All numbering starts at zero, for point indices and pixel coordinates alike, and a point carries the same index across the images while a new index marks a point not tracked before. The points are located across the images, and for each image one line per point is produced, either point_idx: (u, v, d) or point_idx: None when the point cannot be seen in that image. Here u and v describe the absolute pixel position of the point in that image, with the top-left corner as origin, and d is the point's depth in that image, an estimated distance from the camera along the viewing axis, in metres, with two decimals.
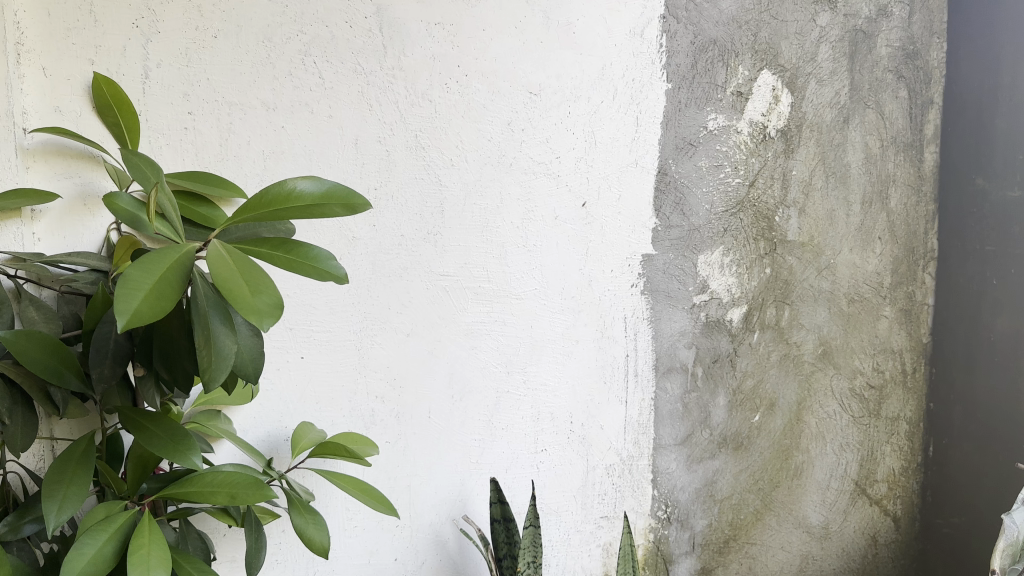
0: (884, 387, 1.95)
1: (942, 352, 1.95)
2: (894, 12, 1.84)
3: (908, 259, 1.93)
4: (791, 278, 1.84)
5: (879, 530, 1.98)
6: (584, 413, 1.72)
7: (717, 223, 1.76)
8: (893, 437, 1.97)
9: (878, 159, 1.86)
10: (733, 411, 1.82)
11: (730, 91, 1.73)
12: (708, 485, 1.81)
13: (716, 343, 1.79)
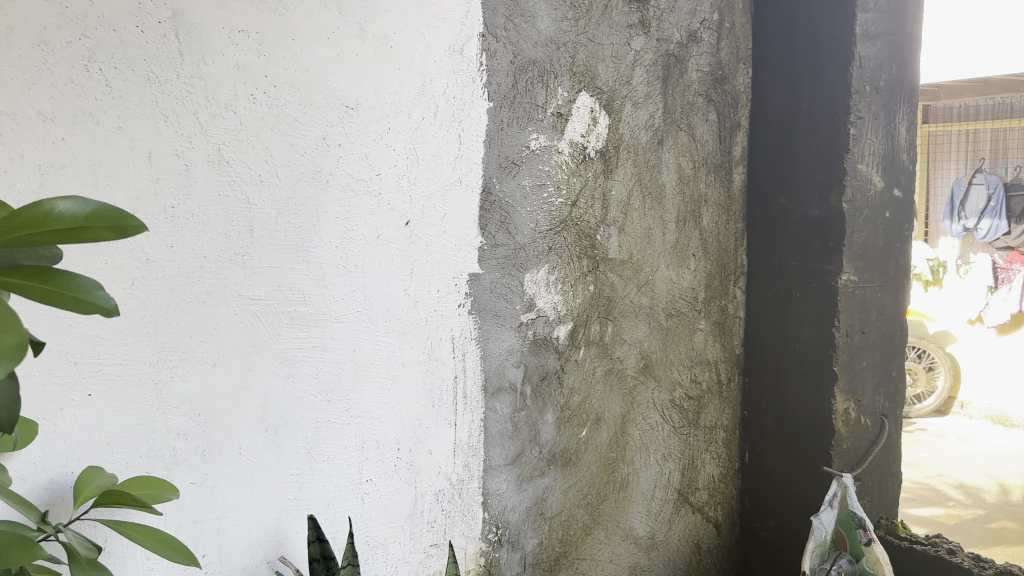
0: (702, 397, 2.03)
1: (753, 362, 2.06)
2: (703, 38, 1.92)
3: (720, 274, 2.02)
4: (613, 295, 1.87)
5: (701, 536, 2.05)
6: (410, 439, 1.66)
7: (541, 241, 1.77)
8: (711, 445, 2.05)
9: (691, 179, 1.95)
10: (560, 429, 1.82)
11: (550, 112, 1.74)
12: (538, 504, 1.80)
13: (543, 361, 1.79)
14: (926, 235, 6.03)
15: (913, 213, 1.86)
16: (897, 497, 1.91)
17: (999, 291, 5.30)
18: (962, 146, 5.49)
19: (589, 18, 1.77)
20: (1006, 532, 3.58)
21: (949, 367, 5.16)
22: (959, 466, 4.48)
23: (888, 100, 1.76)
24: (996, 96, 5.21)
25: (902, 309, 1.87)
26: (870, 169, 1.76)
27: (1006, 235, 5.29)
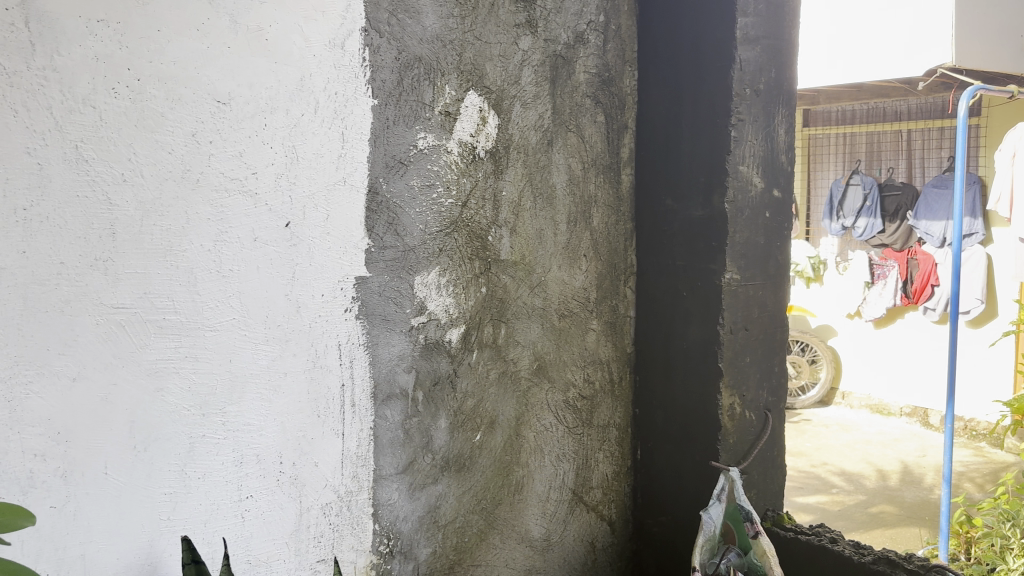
0: (595, 397, 2.03)
1: (642, 360, 2.08)
2: (590, 39, 1.92)
3: (610, 275, 2.03)
4: (505, 296, 1.85)
5: (596, 535, 2.06)
6: (294, 451, 1.58)
7: (431, 243, 1.71)
8: (604, 444, 2.06)
9: (581, 180, 1.95)
10: (453, 435, 1.78)
11: (438, 110, 1.70)
12: (431, 512, 1.76)
13: (435, 366, 1.75)
14: (806, 234, 6.15)
15: (792, 213, 1.92)
16: (782, 489, 1.97)
17: (876, 287, 5.60)
18: (841, 147, 5.69)
19: (475, 16, 1.74)
20: (885, 516, 3.79)
21: (832, 359, 5.94)
22: (842, 454, 4.71)
23: (767, 102, 1.81)
24: (869, 102, 5.43)
25: (783, 305, 1.93)
26: (751, 170, 1.81)
27: (881, 234, 5.50)
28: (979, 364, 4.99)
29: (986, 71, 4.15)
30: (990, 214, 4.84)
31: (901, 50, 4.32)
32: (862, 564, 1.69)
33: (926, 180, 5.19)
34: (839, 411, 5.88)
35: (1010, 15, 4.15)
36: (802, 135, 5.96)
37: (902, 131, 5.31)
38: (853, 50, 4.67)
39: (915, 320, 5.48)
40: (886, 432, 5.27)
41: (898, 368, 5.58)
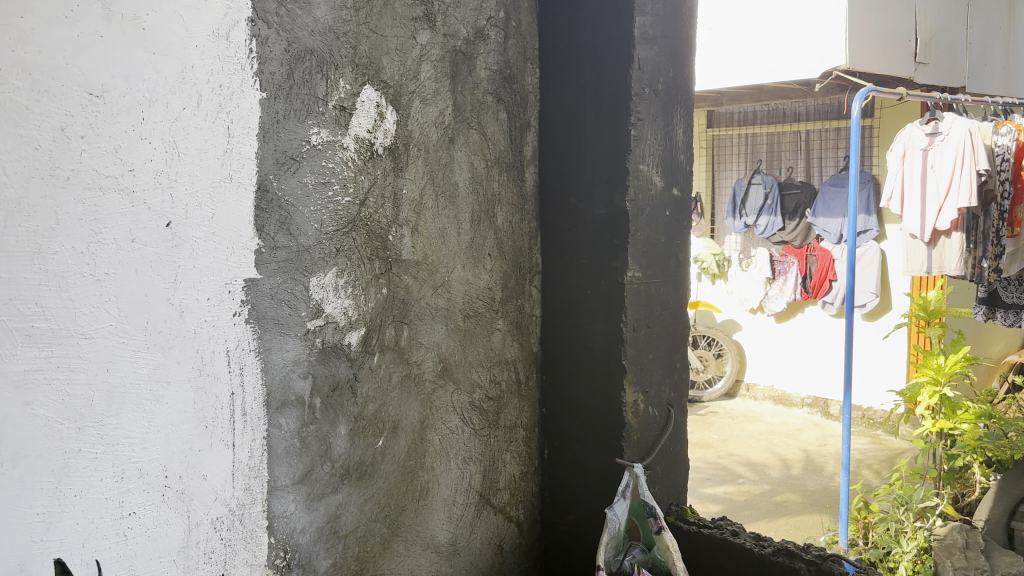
0: (501, 398, 1.98)
1: (549, 359, 2.05)
2: (490, 35, 1.86)
3: (515, 274, 1.98)
4: (408, 297, 1.75)
5: (504, 537, 2.01)
6: (181, 463, 1.41)
7: (327, 243, 1.58)
8: (511, 444, 2.01)
9: (484, 179, 1.89)
10: (354, 442, 1.67)
11: (331, 105, 1.57)
12: (331, 522, 1.64)
13: (334, 370, 1.62)
14: (711, 232, 6.29)
15: (692, 210, 1.94)
16: (685, 483, 1.99)
17: (776, 283, 5.78)
18: (743, 147, 5.87)
19: (370, 8, 1.61)
20: (789, 504, 3.92)
21: (737, 353, 6.11)
22: (748, 445, 4.85)
23: (667, 101, 1.83)
24: (769, 104, 5.58)
25: (684, 302, 1.95)
26: (651, 169, 1.82)
27: (782, 231, 5.69)
28: (874, 354, 5.22)
29: (876, 75, 4.34)
30: (882, 211, 5.07)
31: (795, 53, 4.43)
32: (762, 557, 1.73)
33: (823, 179, 5.40)
34: (744, 403, 6.05)
35: (898, 21, 4.33)
36: (706, 135, 6.11)
37: (800, 132, 5.50)
38: (748, 52, 4.77)
39: (814, 314, 5.70)
40: (789, 422, 5.45)
41: (801, 360, 5.79)
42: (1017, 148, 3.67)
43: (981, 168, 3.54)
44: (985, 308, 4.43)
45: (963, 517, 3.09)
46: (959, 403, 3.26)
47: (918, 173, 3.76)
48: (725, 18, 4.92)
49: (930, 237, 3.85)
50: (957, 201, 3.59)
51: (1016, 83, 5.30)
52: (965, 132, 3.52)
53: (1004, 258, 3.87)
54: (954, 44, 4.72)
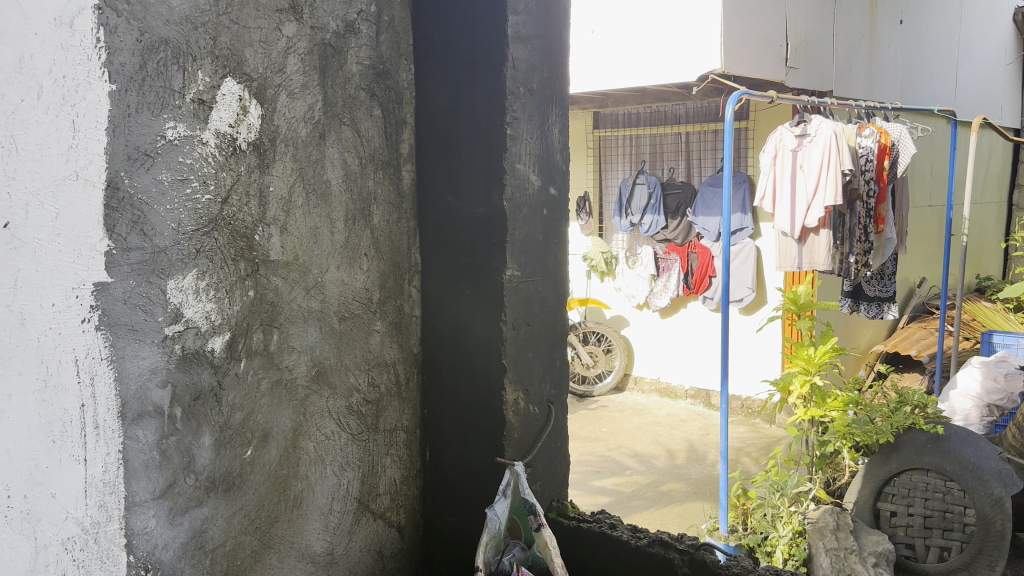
0: (381, 401, 1.83)
1: (429, 359, 1.91)
2: (361, 29, 1.71)
3: (393, 274, 1.83)
4: (277, 300, 1.59)
5: (385, 543, 1.87)
6: (25, 481, 1.20)
7: (186, 243, 1.41)
8: (392, 448, 1.86)
9: (358, 176, 1.73)
10: (218, 453, 1.49)
11: (190, 98, 1.39)
12: (197, 537, 1.46)
13: (196, 378, 1.44)
14: (599, 231, 6.39)
15: (568, 209, 1.92)
16: (566, 479, 1.97)
17: (660, 279, 5.94)
18: (628, 149, 6.01)
19: None
20: (674, 493, 4.03)
21: (624, 347, 6.21)
22: (636, 437, 4.96)
23: (543, 100, 1.80)
24: (652, 106, 5.75)
25: (562, 300, 1.93)
26: (528, 168, 1.78)
27: (665, 230, 5.84)
28: (750, 347, 5.45)
29: (750, 78, 4.53)
30: (758, 210, 5.28)
31: (679, 56, 4.47)
32: (638, 548, 1.75)
33: (702, 179, 5.61)
34: (631, 397, 6.21)
35: (770, 28, 4.55)
36: (593, 137, 6.20)
37: (681, 133, 5.69)
38: (632, 52, 4.77)
39: (696, 309, 5.90)
40: (674, 413, 5.63)
41: (687, 354, 5.97)
42: (879, 149, 3.99)
43: (846, 168, 3.74)
44: (850, 300, 4.76)
45: (834, 499, 3.31)
46: (828, 392, 3.39)
47: (788, 173, 3.87)
48: (612, 18, 4.90)
49: (799, 234, 4.00)
50: (824, 199, 3.78)
51: (877, 88, 5.63)
52: (831, 134, 3.72)
53: (871, 253, 4.19)
54: (821, 50, 5.01)
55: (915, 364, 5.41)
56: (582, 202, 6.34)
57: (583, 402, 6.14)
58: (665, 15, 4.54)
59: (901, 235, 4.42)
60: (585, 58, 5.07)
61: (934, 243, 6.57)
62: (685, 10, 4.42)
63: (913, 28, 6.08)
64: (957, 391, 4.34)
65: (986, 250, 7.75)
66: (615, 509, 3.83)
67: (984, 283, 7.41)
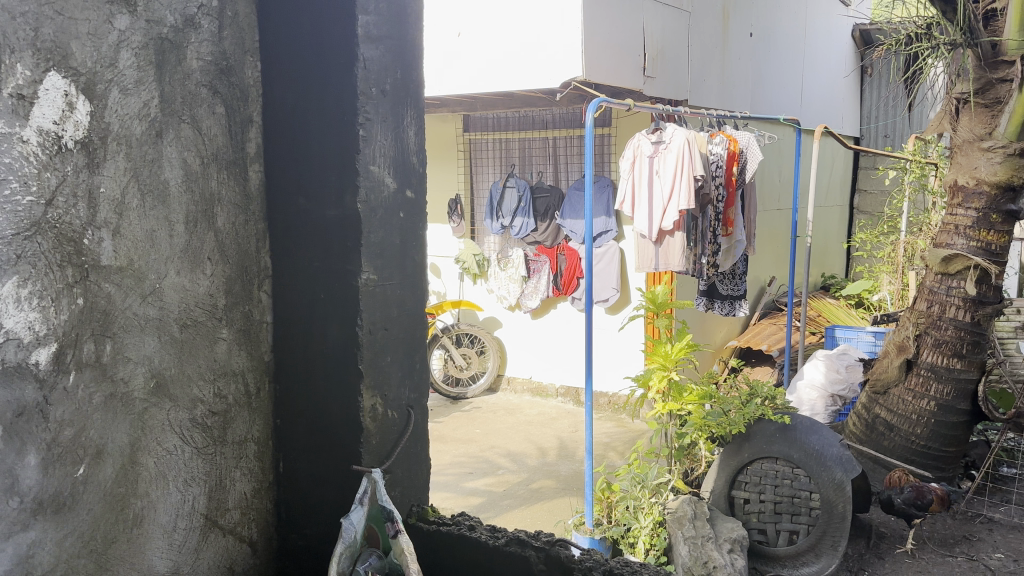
0: (228, 412, 1.70)
1: (283, 367, 1.81)
2: (202, 23, 1.59)
3: (241, 278, 1.73)
4: (110, 307, 1.42)
5: (235, 558, 1.75)
6: None
7: (4, 249, 1.23)
8: (241, 460, 1.75)
9: (199, 177, 1.60)
10: (46, 473, 1.30)
11: (7, 93, 1.22)
12: (22, 564, 1.27)
13: (18, 395, 1.26)
14: (471, 234, 6.41)
15: (425, 212, 1.90)
16: (427, 484, 1.95)
17: (531, 281, 6.06)
18: (497, 153, 6.08)
19: None
20: (544, 491, 4.11)
21: (497, 348, 6.30)
22: (509, 436, 5.02)
23: (395, 102, 1.76)
24: (520, 111, 5.82)
25: (420, 305, 1.90)
26: (382, 170, 1.74)
27: (535, 231, 5.87)
28: (612, 345, 5.62)
29: (611, 86, 4.67)
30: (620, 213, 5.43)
31: (544, 63, 4.55)
32: (496, 548, 1.78)
33: (569, 183, 5.75)
34: (505, 397, 6.29)
35: (627, 37, 4.71)
36: (463, 140, 6.23)
37: (548, 138, 5.80)
38: (496, 56, 4.82)
39: (565, 309, 6.03)
40: (546, 412, 5.74)
41: (560, 354, 6.10)
42: (728, 155, 4.22)
43: (697, 174, 3.92)
44: (705, 299, 4.98)
45: (691, 489, 3.51)
46: (685, 386, 3.57)
47: (645, 179, 4.02)
48: (477, 20, 4.91)
49: (656, 237, 4.16)
50: (678, 204, 3.95)
51: (729, 97, 5.95)
52: (683, 141, 3.89)
53: (720, 255, 4.48)
54: (676, 60, 5.23)
55: (766, 359, 5.75)
56: (455, 204, 6.34)
57: (457, 404, 6.16)
58: (529, 21, 4.60)
59: (750, 237, 4.68)
60: (451, 61, 5.05)
61: (782, 245, 7.00)
62: (549, 17, 4.50)
63: (761, 41, 6.45)
64: (803, 383, 4.62)
65: (829, 250, 8.33)
66: (485, 510, 3.84)
67: (828, 281, 7.97)
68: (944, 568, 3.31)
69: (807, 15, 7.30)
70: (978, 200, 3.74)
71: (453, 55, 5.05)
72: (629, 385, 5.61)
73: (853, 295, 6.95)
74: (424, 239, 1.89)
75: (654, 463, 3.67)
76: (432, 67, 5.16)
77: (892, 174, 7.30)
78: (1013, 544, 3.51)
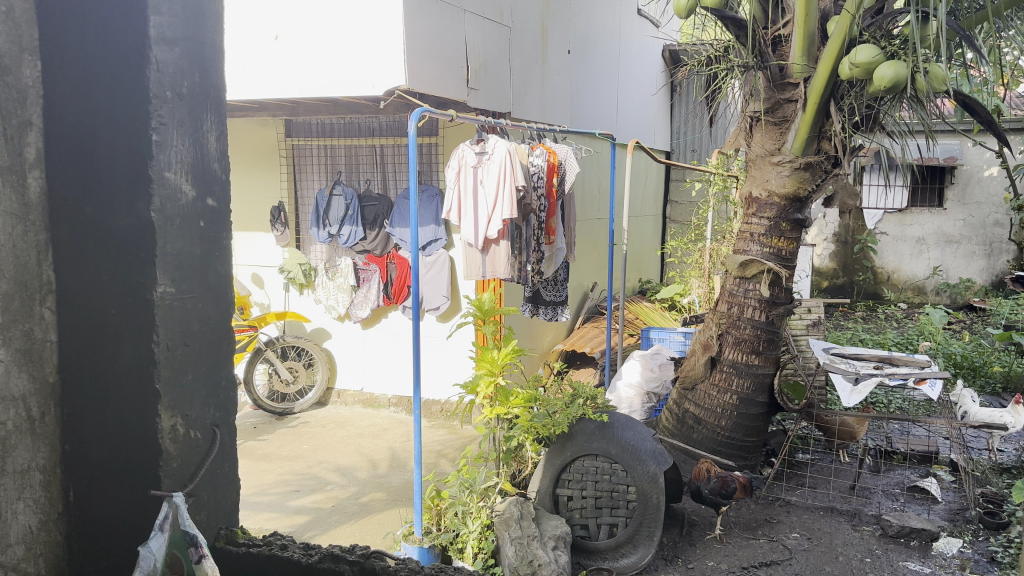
0: (6, 439, 1.56)
1: (71, 389, 1.68)
2: None
3: (18, 294, 1.58)
4: None
5: None
6: None
7: None
8: (24, 492, 1.61)
9: None
10: None
11: None
12: None
13: None
14: (296, 243, 6.25)
15: (229, 221, 1.84)
16: (236, 503, 1.89)
17: (360, 291, 5.99)
18: (321, 161, 5.96)
19: None
20: (373, 504, 4.07)
21: (326, 361, 6.15)
22: (338, 450, 4.93)
23: (193, 106, 1.69)
24: (344, 117, 5.76)
25: (225, 319, 1.83)
26: (179, 177, 1.66)
27: (364, 240, 5.81)
28: (441, 354, 5.67)
29: (435, 97, 4.71)
30: (448, 222, 5.49)
31: (366, 70, 4.51)
32: (310, 566, 1.77)
33: (397, 192, 5.74)
34: (334, 410, 6.15)
35: (449, 48, 4.77)
36: (285, 146, 6.07)
37: (375, 147, 5.76)
38: (314, 61, 4.71)
39: (396, 319, 6.02)
40: (377, 423, 5.69)
41: (391, 364, 6.08)
42: (548, 167, 4.39)
43: (519, 184, 4.04)
44: (530, 305, 5.10)
45: (518, 490, 3.61)
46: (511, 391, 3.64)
47: (470, 188, 4.08)
48: (294, 23, 4.77)
49: (482, 245, 4.24)
50: (502, 213, 4.05)
51: (550, 111, 6.18)
52: (505, 152, 3.99)
53: (544, 262, 4.65)
54: (499, 73, 5.38)
55: (589, 362, 6.01)
56: (277, 212, 6.15)
57: (284, 419, 5.95)
58: (348, 27, 4.54)
59: (570, 245, 4.89)
60: (268, 65, 4.88)
61: (602, 252, 7.35)
62: (370, 24, 4.45)
63: (579, 58, 6.74)
64: (622, 383, 4.87)
65: (646, 257, 8.84)
66: (311, 529, 3.74)
67: (646, 287, 8.44)
68: (748, 550, 3.60)
69: (620, 35, 7.73)
70: (770, 210, 4.11)
71: (270, 59, 4.88)
72: (458, 392, 5.68)
73: (667, 299, 7.41)
74: (226, 249, 1.82)
75: (482, 467, 3.73)
76: (247, 69, 4.96)
77: (699, 186, 7.87)
78: (806, 523, 3.89)
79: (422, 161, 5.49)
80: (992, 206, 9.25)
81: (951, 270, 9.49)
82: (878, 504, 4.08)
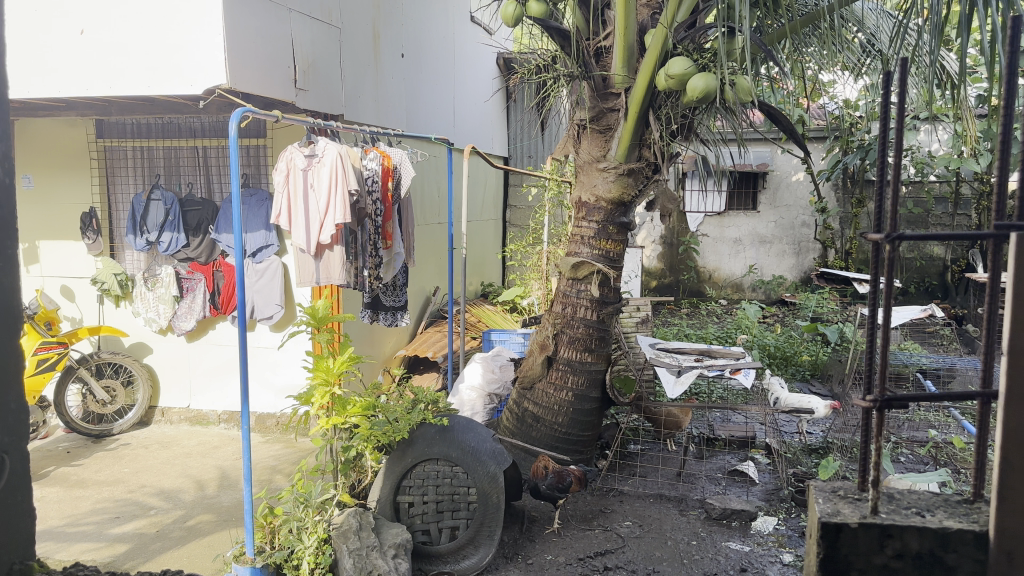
0: None
1: None
2: None
3: None
4: None
5: None
6: None
7: None
8: None
9: None
10: None
11: None
12: None
13: None
14: (110, 251, 5.81)
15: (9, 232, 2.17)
16: (32, 540, 2.27)
17: (185, 301, 5.67)
18: (137, 163, 5.60)
19: None
20: (201, 527, 3.86)
21: (148, 378, 5.77)
22: (162, 473, 4.64)
23: None
24: (162, 117, 5.44)
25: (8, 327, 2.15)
26: None
27: (186, 247, 5.55)
28: (277, 364, 5.49)
29: (260, 98, 4.55)
30: (280, 227, 5.32)
31: (181, 66, 4.28)
32: None
33: (222, 196, 5.50)
34: (158, 429, 5.79)
35: (274, 47, 4.63)
36: (95, 147, 5.66)
37: (197, 148, 5.50)
38: (121, 55, 4.40)
39: (225, 329, 5.76)
40: (207, 441, 5.42)
41: (223, 378, 5.81)
42: (383, 171, 4.34)
43: (351, 188, 3.97)
44: (369, 312, 5.01)
45: (357, 500, 3.56)
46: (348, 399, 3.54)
47: (300, 192, 3.96)
48: (94, 13, 4.43)
49: (315, 251, 4.14)
50: (334, 218, 3.97)
51: (383, 114, 6.13)
52: (336, 155, 3.92)
53: (381, 267, 4.61)
54: (329, 75, 5.28)
55: (432, 367, 6.02)
56: (89, 218, 5.71)
57: (101, 442, 5.52)
58: (161, 22, 4.30)
59: (408, 250, 4.88)
60: (69, 61, 4.48)
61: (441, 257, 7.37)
62: (185, 19, 4.24)
63: (413, 61, 6.73)
64: (463, 386, 4.91)
65: (486, 261, 8.96)
66: (129, 558, 3.50)
67: (487, 291, 8.55)
68: (583, 541, 3.74)
69: (454, 42, 7.81)
70: (597, 214, 4.28)
71: (70, 53, 4.47)
72: (293, 403, 5.52)
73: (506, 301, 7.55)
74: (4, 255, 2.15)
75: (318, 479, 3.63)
76: (45, 59, 4.51)
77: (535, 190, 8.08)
78: (637, 511, 4.09)
79: (247, 164, 5.29)
80: (799, 209, 10.11)
81: (765, 267, 10.30)
82: (703, 489, 4.36)
